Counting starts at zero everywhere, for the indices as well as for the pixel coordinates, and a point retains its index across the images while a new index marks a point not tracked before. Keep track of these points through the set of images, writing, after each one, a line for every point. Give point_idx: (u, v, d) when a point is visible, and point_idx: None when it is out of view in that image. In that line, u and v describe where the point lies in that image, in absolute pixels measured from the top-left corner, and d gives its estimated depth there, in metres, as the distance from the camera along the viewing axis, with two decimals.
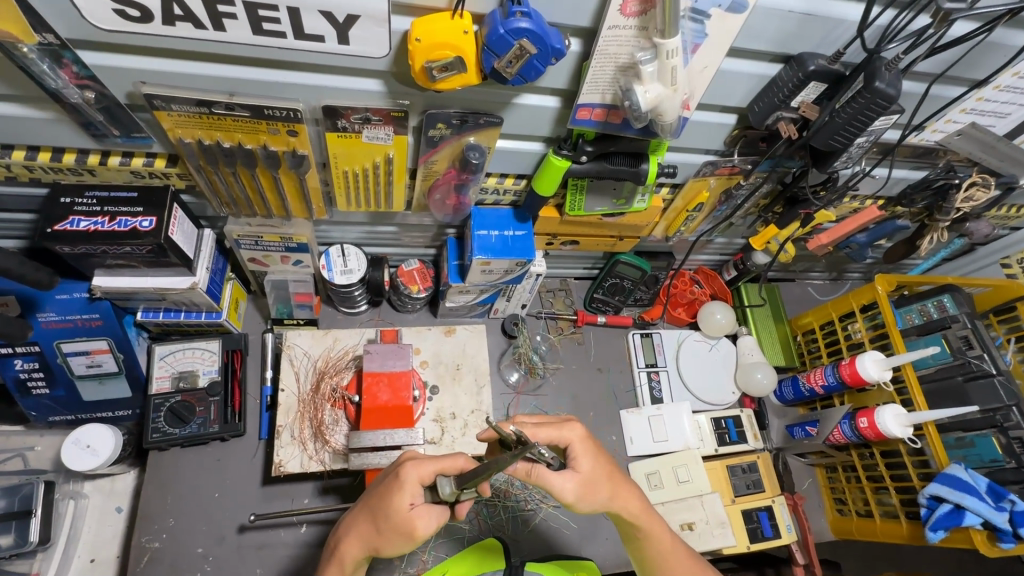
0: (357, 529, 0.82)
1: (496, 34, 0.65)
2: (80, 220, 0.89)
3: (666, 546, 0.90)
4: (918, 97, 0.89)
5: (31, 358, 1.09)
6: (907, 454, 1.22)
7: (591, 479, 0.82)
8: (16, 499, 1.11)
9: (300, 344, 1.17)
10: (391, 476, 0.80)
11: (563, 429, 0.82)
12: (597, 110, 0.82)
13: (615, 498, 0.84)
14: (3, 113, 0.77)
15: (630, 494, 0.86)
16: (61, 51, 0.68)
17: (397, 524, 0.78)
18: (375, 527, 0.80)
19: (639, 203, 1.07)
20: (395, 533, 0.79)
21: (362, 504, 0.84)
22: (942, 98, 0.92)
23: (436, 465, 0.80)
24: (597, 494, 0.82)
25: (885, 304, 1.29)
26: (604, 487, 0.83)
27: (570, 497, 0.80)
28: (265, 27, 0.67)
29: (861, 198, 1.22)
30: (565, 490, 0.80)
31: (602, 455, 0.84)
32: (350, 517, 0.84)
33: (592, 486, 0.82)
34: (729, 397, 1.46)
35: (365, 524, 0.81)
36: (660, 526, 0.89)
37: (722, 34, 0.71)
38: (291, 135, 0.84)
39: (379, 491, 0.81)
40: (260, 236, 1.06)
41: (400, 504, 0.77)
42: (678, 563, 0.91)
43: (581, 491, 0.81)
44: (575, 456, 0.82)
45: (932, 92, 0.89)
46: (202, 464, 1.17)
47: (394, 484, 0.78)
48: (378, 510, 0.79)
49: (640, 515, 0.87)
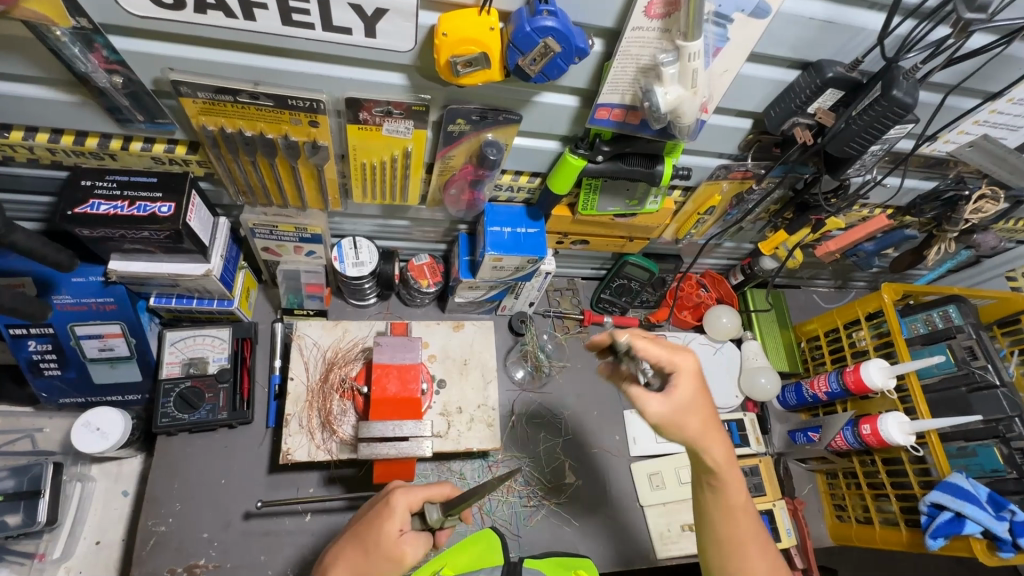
0: (346, 556, 0.83)
1: (523, 31, 0.66)
2: (100, 204, 0.90)
3: (736, 502, 0.87)
4: (932, 108, 0.90)
5: (44, 340, 1.10)
6: (909, 462, 1.23)
7: (686, 409, 0.83)
8: (25, 479, 1.12)
9: (311, 335, 1.18)
10: (381, 504, 0.84)
11: (678, 355, 0.83)
12: (616, 110, 0.83)
13: (703, 437, 0.84)
14: (31, 95, 0.78)
15: (716, 439, 0.85)
16: (93, 36, 0.69)
17: (386, 550, 0.81)
18: (365, 552, 0.82)
19: (652, 204, 1.08)
20: (382, 557, 0.81)
21: (350, 534, 0.86)
22: (956, 109, 0.93)
23: (425, 492, 0.85)
24: (693, 417, 0.84)
25: (891, 312, 1.30)
26: (695, 422, 0.84)
27: (659, 416, 0.83)
28: (295, 18, 0.68)
29: (871, 206, 1.23)
30: (651, 407, 0.83)
31: (704, 394, 0.84)
32: (337, 546, 0.86)
33: (683, 416, 0.83)
34: (732, 401, 1.47)
35: (352, 550, 0.83)
36: (736, 481, 0.87)
37: (744, 39, 0.72)
38: (312, 126, 0.85)
39: (367, 521, 0.84)
40: (275, 225, 1.07)
41: (389, 529, 0.81)
42: (742, 519, 0.88)
43: (672, 416, 0.83)
44: (678, 378, 0.83)
45: (946, 103, 0.90)
46: (209, 450, 1.18)
47: (384, 509, 0.83)
48: (366, 537, 0.83)
49: (725, 464, 0.86)
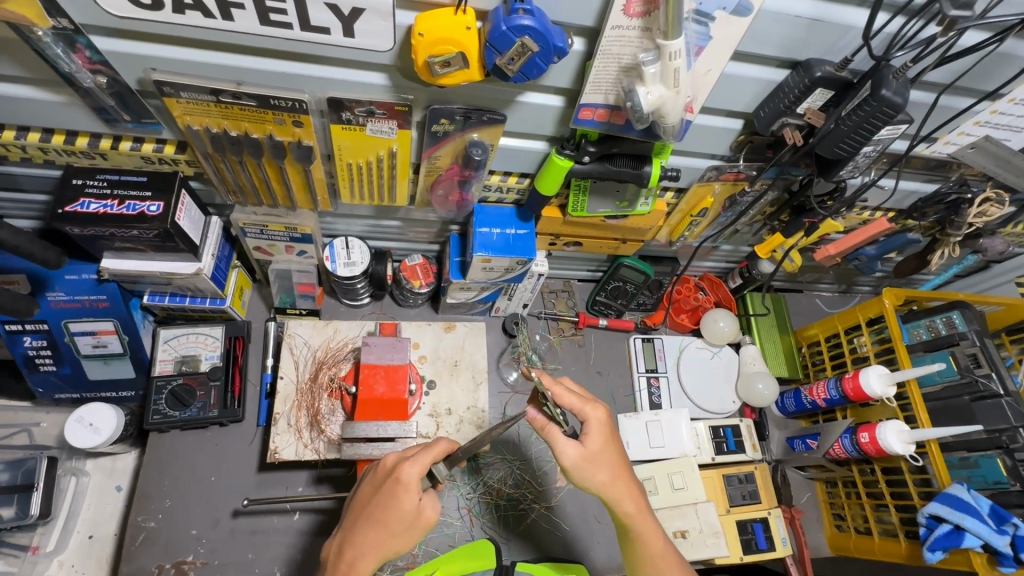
0: (367, 540, 0.84)
1: (499, 30, 0.66)
2: (90, 202, 0.92)
3: (657, 550, 0.89)
4: (927, 108, 0.87)
5: (39, 336, 1.12)
6: (908, 472, 1.20)
7: (594, 457, 0.87)
8: (20, 473, 1.14)
9: (301, 334, 1.18)
10: (391, 481, 0.84)
11: (587, 407, 0.88)
12: (600, 110, 0.82)
13: (611, 487, 0.88)
14: (18, 95, 0.79)
15: (626, 493, 0.88)
16: (75, 36, 0.70)
17: (410, 519, 0.84)
18: (389, 531, 0.84)
19: (643, 206, 1.06)
20: (415, 524, 0.85)
21: (364, 519, 0.85)
22: (952, 109, 0.90)
23: (429, 455, 0.86)
24: (593, 473, 0.87)
25: (892, 318, 1.27)
26: (602, 470, 0.87)
27: (570, 461, 0.87)
28: (272, 17, 0.68)
29: (871, 209, 1.21)
30: (566, 452, 0.86)
31: (612, 445, 0.88)
32: (351, 535, 0.86)
33: (594, 461, 0.87)
34: (729, 406, 1.45)
35: (374, 532, 0.84)
36: (654, 532, 0.89)
37: (727, 37, 0.70)
38: (297, 126, 0.85)
39: (379, 501, 0.84)
40: (265, 225, 1.08)
41: (411, 504, 0.83)
42: (665, 565, 0.89)
43: (580, 463, 0.87)
44: (589, 433, 0.88)
45: (941, 102, 0.88)
46: (200, 447, 1.19)
47: (399, 487, 0.83)
48: (386, 517, 0.84)
49: (637, 521, 0.89)
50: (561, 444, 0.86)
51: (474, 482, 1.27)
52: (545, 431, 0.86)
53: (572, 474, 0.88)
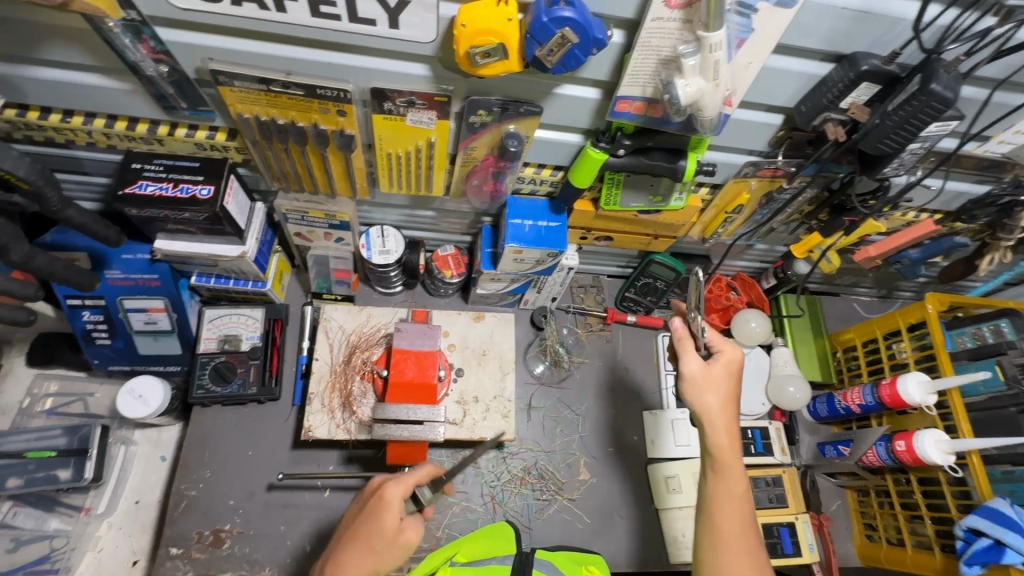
0: (350, 559, 0.84)
1: (540, 21, 0.67)
2: (147, 185, 0.97)
3: (735, 493, 0.86)
4: (979, 104, 0.83)
5: (96, 311, 1.19)
6: (946, 483, 1.16)
7: (712, 381, 0.89)
8: (75, 438, 1.22)
9: (337, 318, 1.23)
10: (375, 500, 0.88)
11: (728, 342, 0.92)
12: (636, 103, 0.82)
13: (712, 412, 0.88)
14: (87, 82, 0.84)
15: (721, 421, 0.88)
16: (141, 27, 0.74)
17: (392, 536, 0.85)
18: (372, 550, 0.83)
19: (677, 201, 1.06)
20: (395, 546, 0.85)
21: (348, 537, 0.86)
22: (1006, 106, 0.86)
23: (415, 477, 0.90)
24: (704, 394, 0.89)
25: (934, 324, 1.23)
26: (711, 396, 0.88)
27: (688, 372, 0.90)
28: (322, 10, 0.71)
29: (916, 210, 1.17)
30: (688, 363, 0.91)
31: (729, 383, 0.90)
32: (339, 555, 0.85)
33: (713, 381, 0.89)
34: (758, 408, 1.43)
35: (359, 553, 0.83)
36: (738, 476, 0.87)
37: (769, 30, 0.70)
38: (340, 115, 0.88)
39: (364, 520, 0.86)
40: (306, 211, 1.12)
41: (392, 522, 0.85)
42: (734, 510, 0.86)
43: (698, 378, 0.90)
44: (716, 358, 0.91)
45: (995, 99, 0.84)
46: (239, 422, 1.25)
47: (382, 505, 0.86)
48: (366, 536, 0.84)
49: (723, 454, 0.87)
50: (681, 346, 0.92)
51: (498, 470, 1.30)
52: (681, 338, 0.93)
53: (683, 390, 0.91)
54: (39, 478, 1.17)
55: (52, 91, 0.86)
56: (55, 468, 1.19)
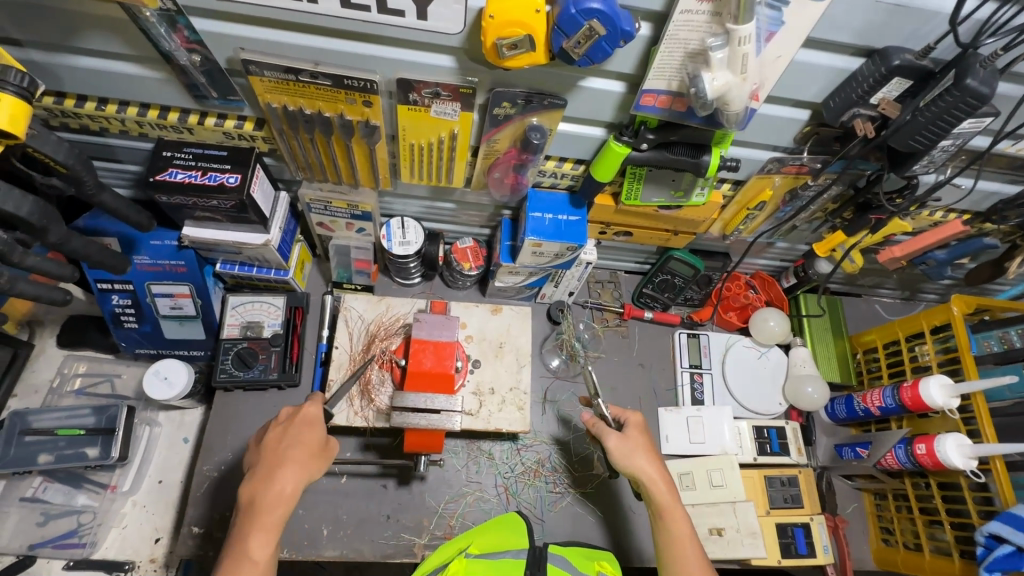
0: (295, 466, 0.91)
1: (568, 13, 0.67)
2: (177, 172, 1.00)
3: (681, 533, 0.98)
4: (1016, 101, 0.81)
5: (125, 295, 1.23)
6: (968, 489, 1.14)
7: (634, 446, 1.04)
8: (103, 418, 1.26)
9: (356, 308, 1.25)
10: (300, 417, 0.96)
11: (628, 411, 1.10)
12: (662, 97, 0.82)
13: (641, 469, 1.02)
14: (122, 71, 0.86)
15: (654, 467, 1.02)
16: (176, 17, 0.76)
17: (321, 446, 0.95)
18: (311, 456, 0.93)
19: (698, 196, 1.05)
20: (326, 454, 0.96)
21: (286, 448, 0.93)
22: None
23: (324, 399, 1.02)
24: (633, 460, 1.03)
25: (960, 327, 1.21)
26: (639, 457, 1.03)
27: (611, 448, 1.05)
28: (352, 1, 0.72)
29: (944, 210, 1.15)
30: (608, 440, 1.05)
31: (647, 445, 1.05)
32: (281, 464, 0.91)
33: (632, 444, 1.04)
34: (775, 408, 1.42)
35: (295, 459, 0.91)
36: (680, 512, 0.99)
37: (801, 22, 0.69)
38: (366, 106, 0.89)
39: (294, 434, 0.94)
40: (329, 201, 1.14)
41: (319, 435, 0.96)
42: (687, 546, 0.97)
43: (621, 449, 1.04)
44: (630, 427, 1.07)
45: None
46: (260, 406, 1.27)
47: (310, 419, 0.96)
48: (301, 445, 0.93)
49: (665, 502, 1.00)
50: (602, 431, 1.07)
51: (512, 462, 1.31)
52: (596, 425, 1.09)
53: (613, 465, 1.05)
54: (69, 455, 1.22)
55: (89, 79, 0.89)
56: (84, 446, 1.23)
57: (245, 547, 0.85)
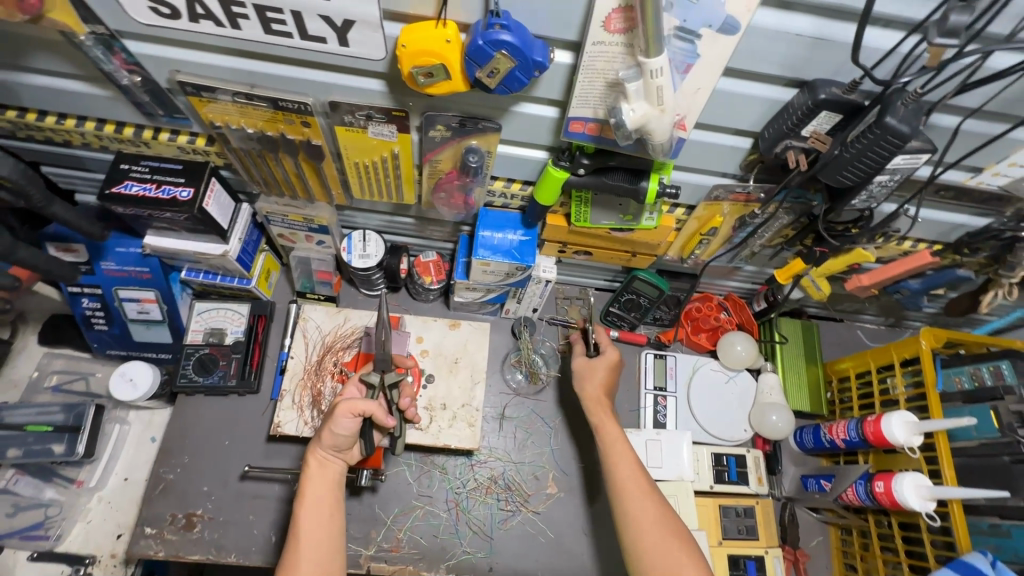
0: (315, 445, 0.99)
1: (476, 44, 0.67)
2: (132, 185, 1.02)
3: (612, 437, 1.09)
4: (949, 133, 0.77)
5: (94, 299, 1.27)
6: (928, 531, 1.09)
7: (587, 368, 1.22)
8: (71, 415, 1.30)
9: (314, 318, 1.27)
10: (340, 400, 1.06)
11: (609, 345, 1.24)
12: (590, 124, 0.81)
13: (589, 391, 1.19)
14: (72, 89, 0.90)
15: (592, 380, 1.20)
16: (111, 40, 0.78)
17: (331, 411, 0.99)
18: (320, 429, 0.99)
19: (648, 220, 1.03)
20: (341, 416, 0.93)
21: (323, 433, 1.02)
22: (983, 135, 0.77)
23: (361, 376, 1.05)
24: (586, 381, 1.21)
25: (927, 360, 1.16)
26: (589, 379, 1.20)
27: (576, 368, 1.23)
28: (274, 27, 0.73)
29: (912, 240, 1.11)
30: (576, 359, 1.25)
31: (600, 370, 1.21)
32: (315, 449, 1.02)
33: (587, 369, 1.22)
34: (740, 435, 1.38)
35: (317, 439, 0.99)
36: (610, 421, 1.12)
37: (715, 56, 0.67)
38: (305, 126, 0.91)
39: None
40: (286, 215, 1.16)
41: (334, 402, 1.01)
42: (619, 456, 1.04)
43: (581, 370, 1.23)
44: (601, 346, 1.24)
45: (971, 130, 0.76)
46: (220, 412, 1.30)
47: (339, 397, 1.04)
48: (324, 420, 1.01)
49: (599, 417, 1.14)
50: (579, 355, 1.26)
51: (466, 477, 1.31)
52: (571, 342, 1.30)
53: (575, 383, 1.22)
54: (37, 450, 1.26)
55: (45, 96, 0.92)
56: (51, 442, 1.28)
57: (296, 527, 0.91)
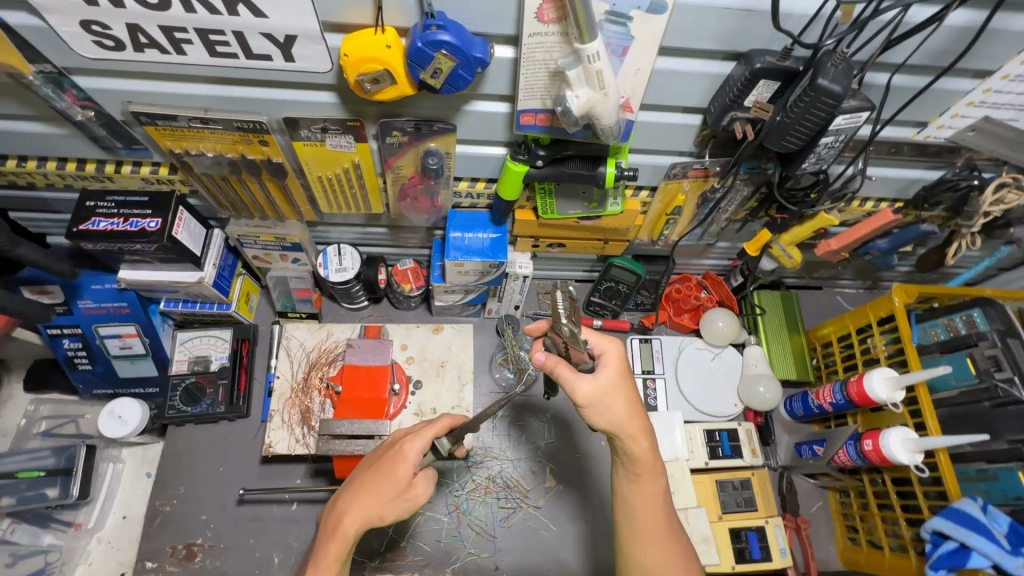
0: (360, 500, 0.88)
1: (415, 47, 0.68)
2: (100, 221, 1.03)
3: (654, 487, 0.91)
4: (882, 90, 0.80)
5: (75, 339, 1.27)
6: (919, 484, 1.10)
7: (606, 396, 0.88)
8: (62, 458, 1.30)
9: (298, 336, 1.27)
10: (393, 451, 0.91)
11: (606, 340, 0.90)
12: (540, 115, 0.82)
13: (623, 424, 0.88)
14: (28, 131, 0.90)
15: (620, 407, 0.87)
16: (61, 78, 0.79)
17: (404, 487, 0.89)
18: (382, 495, 0.88)
19: (613, 206, 1.05)
20: (417, 496, 0.90)
21: (365, 481, 0.90)
22: (910, 89, 0.81)
23: (432, 431, 0.93)
24: (608, 410, 0.88)
25: (903, 317, 1.17)
26: (612, 410, 0.87)
27: (583, 398, 0.87)
28: (219, 49, 0.74)
29: (872, 200, 1.13)
30: (580, 388, 0.87)
31: (625, 394, 0.88)
32: (352, 493, 0.90)
33: (608, 395, 0.88)
34: (729, 409, 1.40)
35: (368, 497, 0.88)
36: (656, 469, 0.90)
37: (648, 37, 0.69)
38: (263, 145, 0.92)
39: (381, 466, 0.90)
40: (257, 236, 1.17)
41: (407, 474, 0.88)
42: (645, 509, 0.90)
43: (595, 399, 0.87)
44: (603, 365, 0.89)
45: (900, 86, 0.80)
46: (211, 440, 1.30)
47: (398, 457, 0.90)
48: (382, 480, 0.89)
49: (641, 461, 0.89)
50: (577, 377, 0.87)
51: (463, 479, 1.31)
52: (555, 368, 0.89)
53: (586, 414, 0.89)
54: (30, 496, 1.25)
55: (1, 140, 0.93)
56: (44, 487, 1.26)
57: None
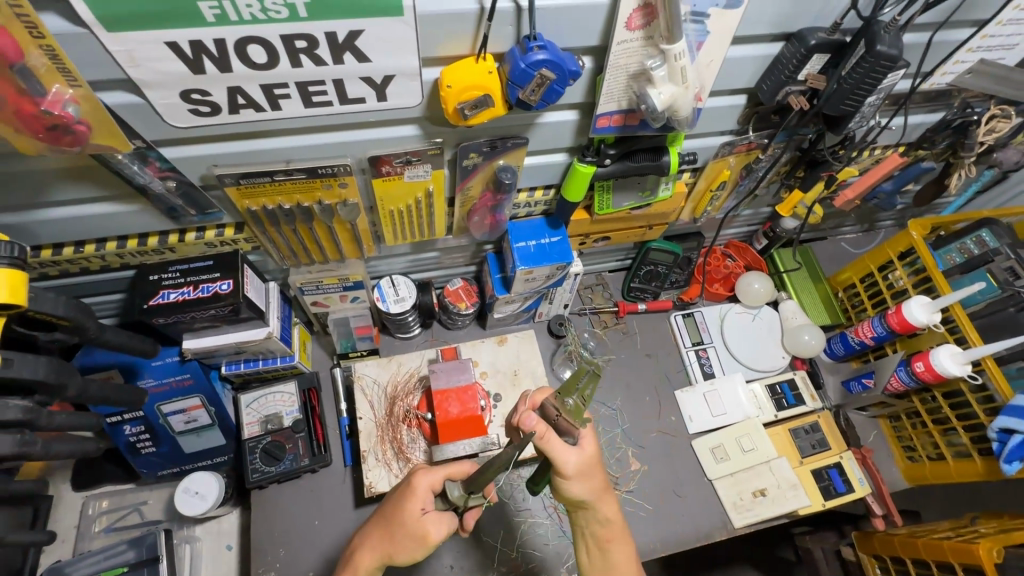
0: (372, 544, 0.93)
1: (518, 68, 0.72)
2: (169, 293, 0.99)
3: (626, 552, 0.95)
4: (922, 48, 0.93)
5: (137, 422, 1.21)
6: (970, 392, 1.23)
7: (590, 468, 0.88)
8: (143, 549, 1.23)
9: (370, 373, 1.27)
10: (405, 486, 0.93)
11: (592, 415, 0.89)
12: (615, 116, 0.88)
13: (599, 497, 0.91)
14: (96, 213, 0.88)
15: (597, 480, 0.89)
16: (147, 152, 0.78)
17: (414, 530, 0.89)
18: (390, 537, 0.91)
19: (665, 191, 1.12)
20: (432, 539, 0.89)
21: (381, 518, 0.94)
22: (951, 42, 0.96)
23: (445, 472, 0.93)
24: (588, 480, 0.88)
25: (923, 248, 1.31)
26: (591, 481, 0.88)
27: (570, 470, 0.85)
28: (315, 99, 0.75)
29: (881, 148, 1.25)
30: (567, 463, 0.85)
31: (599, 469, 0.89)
32: (366, 532, 0.96)
33: (591, 469, 0.88)
34: (780, 362, 1.49)
35: (379, 535, 0.92)
36: (621, 533, 0.95)
37: (722, 30, 0.76)
38: (342, 187, 0.92)
39: (394, 503, 0.93)
40: (320, 280, 1.16)
41: (414, 510, 0.90)
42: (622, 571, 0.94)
43: (580, 470, 0.86)
44: (584, 439, 0.88)
45: (939, 39, 0.94)
46: (298, 495, 1.27)
47: (408, 493, 0.91)
48: (393, 517, 0.91)
49: (612, 527, 0.94)
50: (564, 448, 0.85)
51: None
52: (544, 440, 0.83)
53: (564, 482, 0.87)
54: None
55: (65, 228, 0.90)
56: None
57: None
